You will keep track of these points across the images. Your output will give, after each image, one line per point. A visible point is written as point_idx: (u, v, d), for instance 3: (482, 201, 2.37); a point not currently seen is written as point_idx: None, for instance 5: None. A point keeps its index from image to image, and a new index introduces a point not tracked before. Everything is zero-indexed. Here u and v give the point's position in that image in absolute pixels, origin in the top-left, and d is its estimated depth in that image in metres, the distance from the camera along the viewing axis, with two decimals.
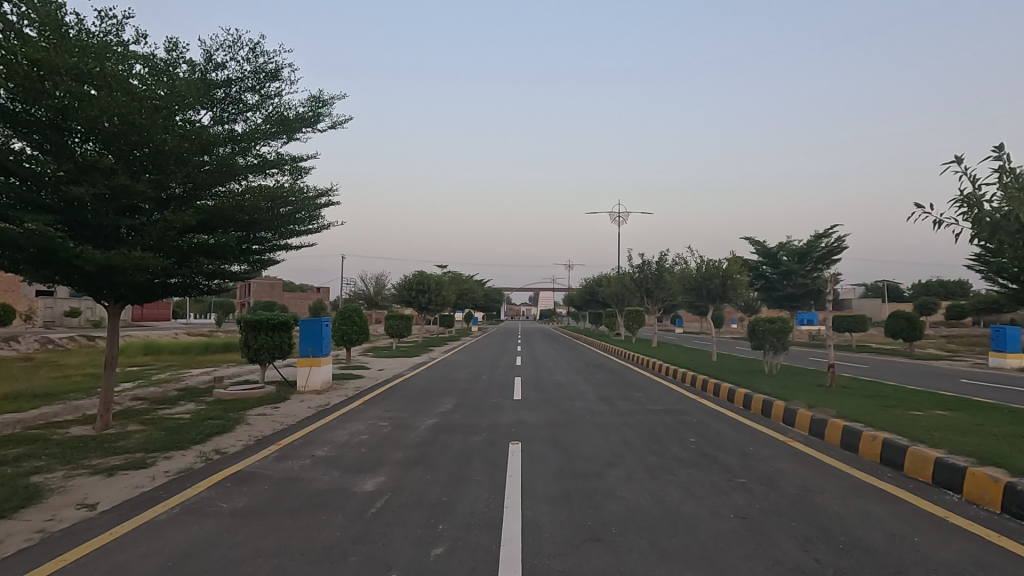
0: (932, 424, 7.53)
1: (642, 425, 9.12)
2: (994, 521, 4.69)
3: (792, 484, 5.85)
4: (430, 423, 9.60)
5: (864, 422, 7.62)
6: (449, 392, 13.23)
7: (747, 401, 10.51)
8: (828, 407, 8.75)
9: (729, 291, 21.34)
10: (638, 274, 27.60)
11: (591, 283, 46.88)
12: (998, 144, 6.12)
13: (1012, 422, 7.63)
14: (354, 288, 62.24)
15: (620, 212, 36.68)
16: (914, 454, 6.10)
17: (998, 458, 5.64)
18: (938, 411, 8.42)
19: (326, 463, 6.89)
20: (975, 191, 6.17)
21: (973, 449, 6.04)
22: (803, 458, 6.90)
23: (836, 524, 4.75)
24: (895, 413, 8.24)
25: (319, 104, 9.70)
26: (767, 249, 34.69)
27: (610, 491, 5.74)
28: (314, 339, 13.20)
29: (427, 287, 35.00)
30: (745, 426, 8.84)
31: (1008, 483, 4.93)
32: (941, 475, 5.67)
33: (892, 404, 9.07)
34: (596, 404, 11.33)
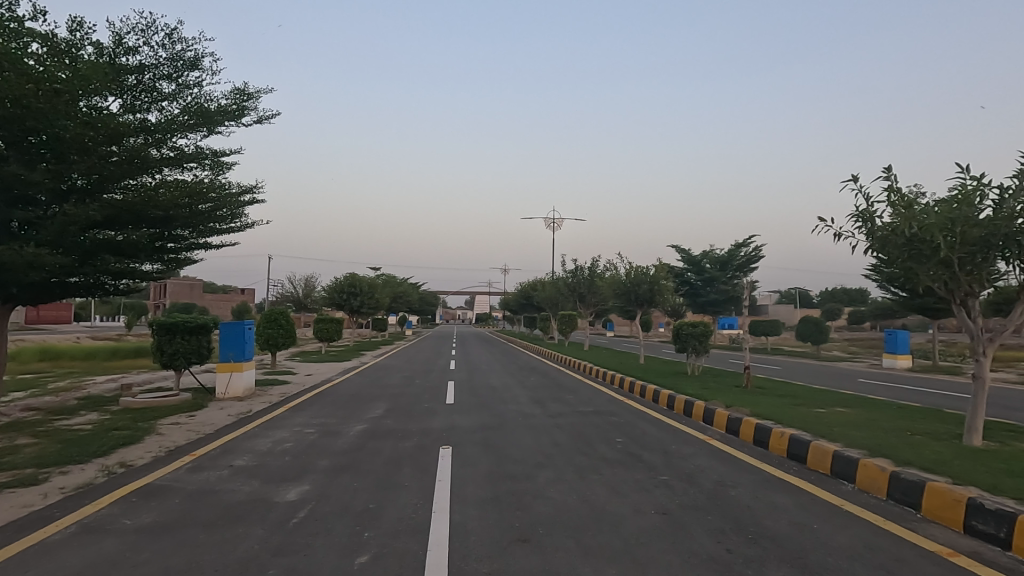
0: (833, 420, 8.19)
1: (573, 427, 9.33)
2: (881, 508, 5.16)
3: (710, 480, 6.19)
4: (359, 429, 9.36)
5: (774, 420, 8.18)
6: (380, 397, 12.93)
7: (670, 401, 11.02)
8: (743, 406, 9.32)
9: (656, 297, 22.25)
10: (571, 279, 28.16)
11: (526, 288, 47.34)
12: (886, 164, 6.80)
13: (899, 418, 8.42)
14: (282, 290, 59.63)
15: (555, 218, 37.14)
16: (816, 447, 6.61)
17: (886, 450, 6.22)
18: (837, 409, 9.18)
19: (246, 473, 6.57)
20: (866, 208, 6.89)
21: (865, 443, 6.63)
22: (721, 455, 7.29)
23: (747, 517, 5.05)
24: (801, 411, 8.90)
25: (243, 97, 9.28)
26: (691, 257, 36.33)
27: (538, 493, 5.83)
28: (236, 343, 12.48)
29: (360, 289, 34.04)
30: (668, 425, 9.23)
31: (893, 472, 5.45)
32: (838, 466, 6.16)
33: (798, 403, 9.78)
34: (528, 407, 11.49)
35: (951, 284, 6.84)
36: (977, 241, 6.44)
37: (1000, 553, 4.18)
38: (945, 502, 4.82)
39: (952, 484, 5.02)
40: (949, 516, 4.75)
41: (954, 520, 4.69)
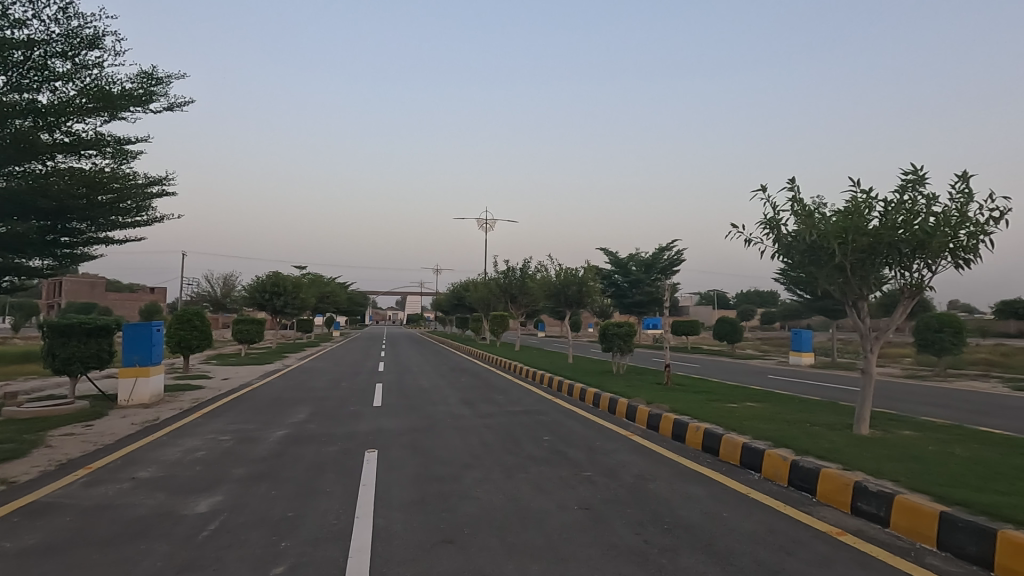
0: (743, 415, 8.74)
1: (501, 427, 9.40)
2: (783, 494, 5.57)
3: (631, 474, 6.44)
4: (280, 434, 8.96)
5: (691, 415, 8.62)
6: (304, 401, 12.44)
7: (596, 400, 11.35)
8: (664, 403, 9.75)
9: (584, 298, 22.83)
10: (503, 280, 28.34)
11: (459, 288, 47.10)
12: (789, 176, 7.37)
13: (801, 410, 9.12)
14: (197, 289, 55.88)
15: (487, 219, 37.11)
16: (727, 440, 7.03)
17: (788, 441, 6.72)
18: (748, 403, 9.82)
19: (151, 485, 6.12)
20: (772, 216, 7.43)
21: (770, 434, 7.14)
22: (641, 450, 7.60)
23: (664, 508, 5.30)
24: (716, 407, 9.44)
25: (151, 81, 8.62)
26: (619, 260, 37.50)
27: (464, 493, 5.84)
28: (143, 346, 11.58)
29: (284, 289, 32.52)
30: (593, 422, 9.50)
31: (793, 461, 5.90)
32: (746, 457, 6.59)
33: (714, 398, 10.37)
34: (458, 408, 11.44)
35: (845, 287, 7.46)
36: (866, 248, 7.08)
37: (880, 530, 4.63)
38: (836, 485, 5.28)
39: (843, 470, 5.50)
40: (839, 498, 5.21)
41: (843, 502, 5.15)
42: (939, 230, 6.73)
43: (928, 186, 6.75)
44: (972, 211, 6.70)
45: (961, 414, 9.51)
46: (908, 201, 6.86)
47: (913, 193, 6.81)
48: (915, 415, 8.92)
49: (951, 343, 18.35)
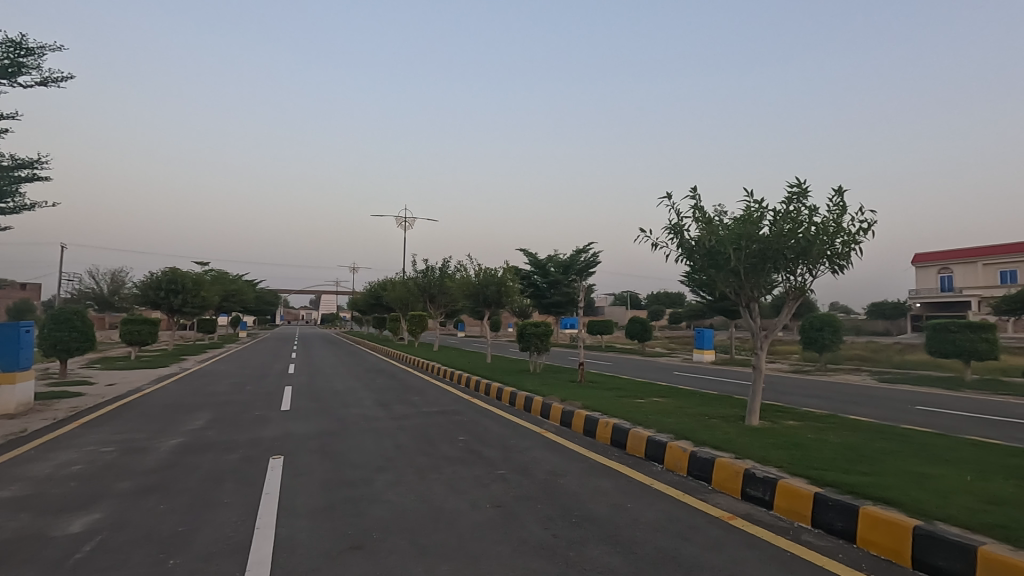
0: (650, 409, 9.20)
1: (416, 428, 9.26)
2: (682, 483, 5.93)
3: (543, 471, 6.58)
4: (173, 443, 8.28)
5: (601, 411, 8.95)
6: (202, 407, 11.57)
7: (512, 399, 11.48)
8: (577, 400, 10.05)
9: (503, 298, 23.05)
10: (422, 279, 27.99)
11: (376, 288, 45.92)
12: (692, 185, 7.87)
13: (701, 404, 9.75)
14: (79, 287, 50.33)
15: (406, 218, 36.41)
16: (634, 434, 7.36)
17: (688, 433, 7.16)
18: (655, 399, 10.34)
19: (13, 505, 5.43)
20: (677, 222, 7.91)
21: (673, 427, 7.57)
22: (554, 446, 7.78)
23: (573, 502, 5.46)
24: (625, 402, 9.86)
25: (19, 51, 7.68)
26: (538, 261, 38.15)
27: (376, 497, 5.69)
28: (8, 349, 10.27)
29: (182, 286, 30.06)
30: (509, 421, 9.60)
31: (692, 452, 6.29)
32: (650, 450, 6.94)
33: (623, 395, 10.83)
34: (372, 410, 11.14)
35: (740, 289, 8.07)
36: (757, 253, 7.70)
37: (766, 513, 5.05)
38: (728, 473, 5.70)
39: (735, 459, 5.94)
40: (730, 485, 5.63)
41: (734, 489, 5.57)
42: (818, 239, 7.44)
43: (810, 199, 7.45)
44: (845, 222, 7.47)
45: (836, 405, 10.58)
46: (793, 211, 7.53)
47: (798, 204, 7.48)
48: (798, 406, 9.80)
49: (830, 341, 20.36)
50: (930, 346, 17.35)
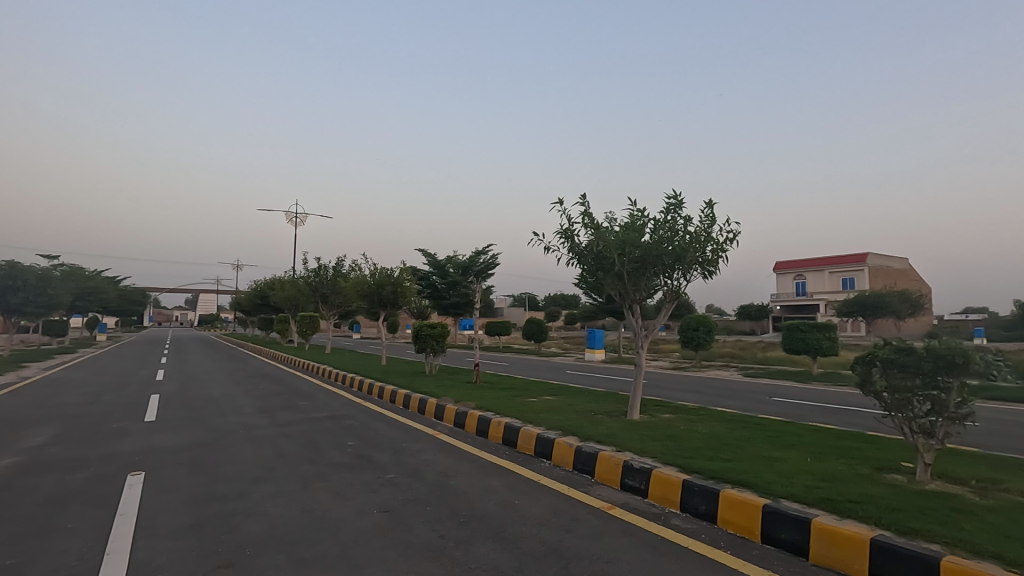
0: (540, 408, 9.49)
1: (302, 435, 8.79)
2: (567, 478, 6.19)
3: (433, 472, 6.54)
4: (3, 464, 7.15)
5: (494, 411, 9.07)
6: (45, 421, 10.12)
7: (406, 401, 11.28)
8: (470, 400, 10.11)
9: (399, 299, 22.59)
10: (314, 279, 26.69)
11: (263, 287, 43.00)
12: (582, 192, 8.24)
13: (589, 401, 10.22)
14: None
15: (297, 214, 34.46)
16: (524, 432, 7.55)
17: (575, 429, 7.48)
18: (546, 397, 10.68)
19: None
20: (568, 226, 8.23)
21: (561, 424, 7.86)
22: (447, 448, 7.76)
23: (462, 502, 5.49)
24: (518, 402, 10.07)
25: None
26: (437, 261, 37.66)
27: (252, 510, 5.32)
28: None
29: (22, 283, 26.07)
30: (402, 424, 9.42)
31: (578, 447, 6.58)
32: (540, 447, 7.16)
33: (516, 394, 11.06)
34: (253, 417, 10.40)
35: (624, 292, 8.56)
36: (638, 259, 8.24)
37: (641, 501, 5.41)
38: (610, 466, 6.03)
39: (615, 452, 6.29)
40: (611, 477, 5.96)
41: (614, 480, 5.91)
42: (691, 247, 8.11)
43: (684, 210, 8.10)
44: (714, 232, 8.20)
45: (707, 398, 11.59)
46: (670, 221, 8.15)
47: (674, 214, 8.10)
48: (675, 400, 10.60)
49: (705, 339, 22.25)
50: (786, 344, 19.56)
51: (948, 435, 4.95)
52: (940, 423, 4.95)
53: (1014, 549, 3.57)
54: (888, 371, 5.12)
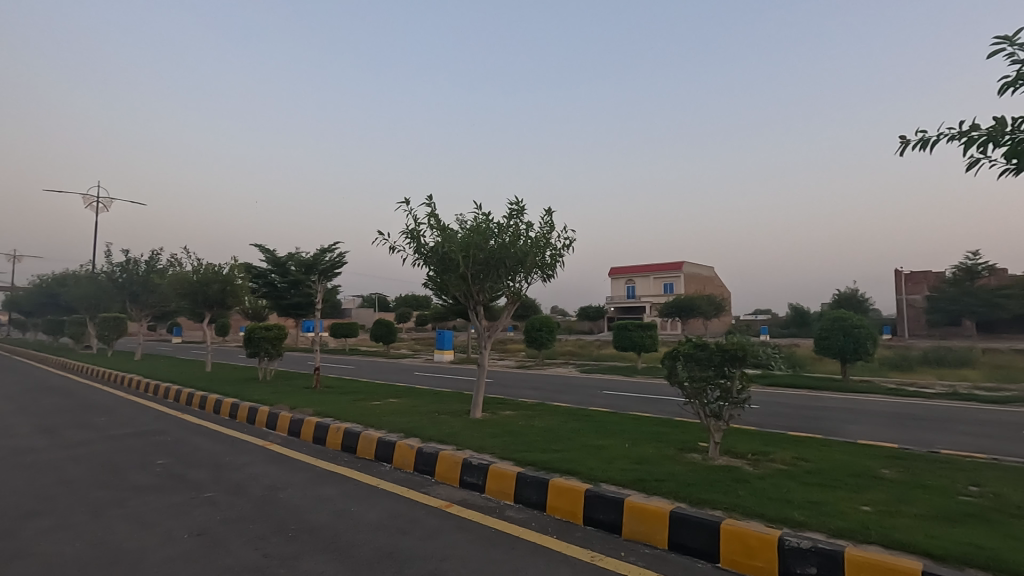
0: (383, 411, 9.27)
1: (96, 456, 7.52)
2: (407, 480, 6.14)
3: (260, 486, 6.05)
4: None
5: (333, 417, 8.65)
6: None
7: (233, 410, 10.25)
8: (307, 407, 9.51)
9: (229, 298, 20.48)
10: (120, 274, 23.08)
11: (50, 283, 35.87)
12: (429, 193, 8.25)
13: (434, 402, 10.24)
14: None
15: (98, 199, 29.39)
16: (364, 437, 7.33)
17: (417, 431, 7.44)
18: (390, 400, 10.46)
19: None
20: (414, 227, 8.19)
21: (403, 427, 7.76)
22: (278, 459, 7.22)
23: (291, 515, 5.15)
24: (360, 406, 9.72)
25: None
26: (275, 257, 31.97)
27: (19, 551, 4.42)
28: None
29: None
30: (226, 436, 8.55)
31: (418, 448, 6.56)
32: (380, 450, 7.00)
33: (359, 398, 10.68)
34: (28, 439, 8.64)
35: (469, 294, 8.74)
36: (482, 261, 8.47)
37: (478, 497, 5.58)
38: (449, 465, 6.11)
39: (455, 450, 6.40)
40: (450, 476, 6.04)
41: (454, 478, 6.00)
42: (531, 252, 8.56)
43: (526, 216, 8.53)
44: (553, 239, 8.77)
45: (546, 394, 12.30)
46: (513, 226, 8.52)
47: (516, 220, 8.50)
48: (517, 397, 11.08)
49: (547, 339, 23.56)
50: (617, 342, 21.52)
51: (732, 417, 5.87)
52: (726, 407, 5.84)
53: (773, 508, 4.35)
54: (689, 364, 5.95)
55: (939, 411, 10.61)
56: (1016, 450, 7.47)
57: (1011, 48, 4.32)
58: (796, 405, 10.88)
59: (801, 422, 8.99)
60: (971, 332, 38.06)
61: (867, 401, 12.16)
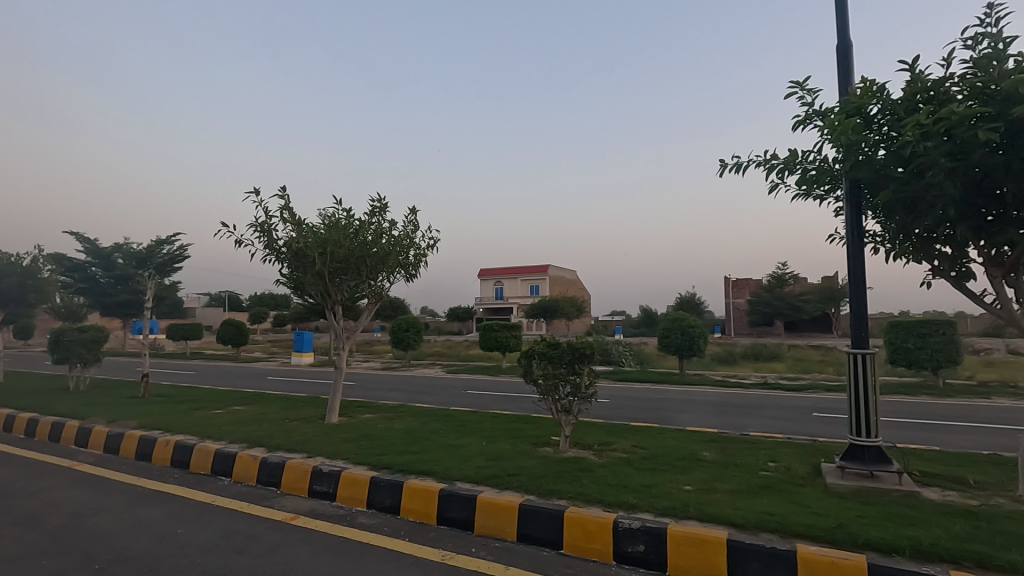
0: (225, 420, 8.46)
1: None
2: (248, 494, 5.66)
3: (62, 514, 5.18)
4: None
5: (162, 429, 7.69)
6: None
7: (30, 428, 8.66)
8: (131, 420, 8.35)
9: (30, 294, 17.30)
10: None
11: None
12: (282, 184, 7.70)
13: (285, 408, 9.57)
14: None
15: None
16: (199, 450, 6.61)
17: (262, 440, 6.89)
18: (234, 408, 9.58)
19: None
20: (264, 221, 7.61)
21: (247, 436, 7.15)
22: (89, 480, 6.24)
23: (100, 545, 4.48)
24: (197, 415, 8.77)
25: None
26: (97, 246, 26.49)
27: None
28: None
29: None
30: (19, 459, 7.19)
31: (262, 458, 6.08)
32: (218, 463, 6.37)
33: (197, 407, 9.63)
34: None
35: (325, 293, 8.32)
36: (341, 259, 8.11)
37: (328, 505, 5.31)
38: (297, 474, 5.74)
39: (305, 458, 6.03)
40: (298, 485, 5.69)
41: (302, 488, 5.65)
42: (394, 250, 8.39)
43: (388, 214, 8.33)
44: (416, 238, 8.69)
45: (408, 396, 12.12)
46: (375, 223, 8.28)
47: (379, 217, 8.27)
48: (377, 400, 10.77)
49: (413, 340, 23.21)
50: (483, 342, 21.88)
51: (580, 411, 6.26)
52: (575, 402, 6.21)
53: (612, 494, 4.71)
54: (542, 362, 6.24)
55: (753, 400, 12.31)
56: (804, 429, 8.92)
57: (802, 91, 5.18)
58: (640, 398, 11.93)
59: (642, 414, 9.88)
60: (779, 331, 44.78)
61: (698, 392, 13.72)
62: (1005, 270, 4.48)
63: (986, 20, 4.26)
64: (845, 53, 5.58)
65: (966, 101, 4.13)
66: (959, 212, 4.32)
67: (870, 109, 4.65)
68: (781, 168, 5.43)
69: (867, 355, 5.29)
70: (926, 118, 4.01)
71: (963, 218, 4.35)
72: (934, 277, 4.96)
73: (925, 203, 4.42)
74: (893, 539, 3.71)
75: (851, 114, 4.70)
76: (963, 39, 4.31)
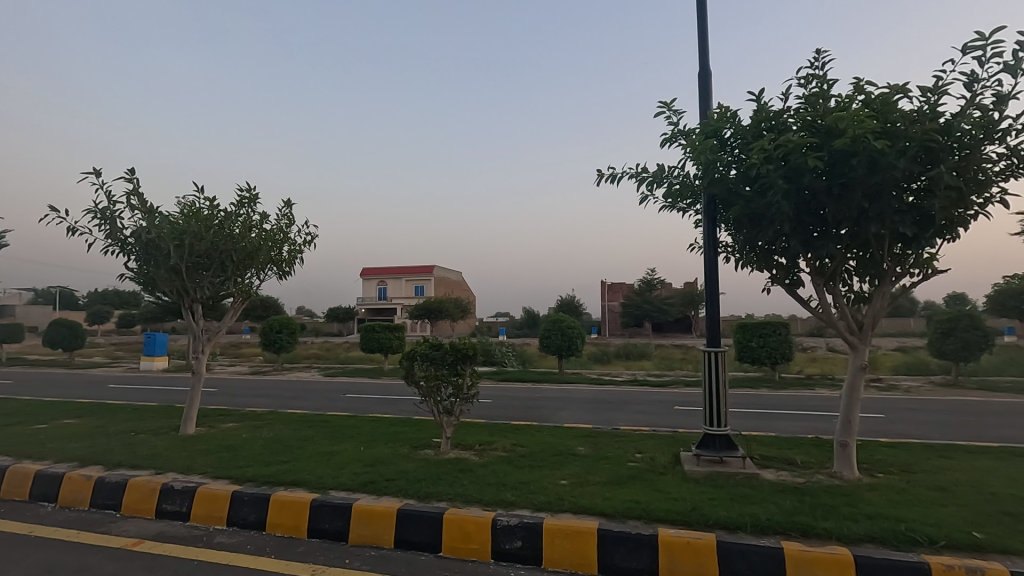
0: (50, 436, 7.27)
1: None
2: (79, 519, 4.92)
3: None
4: None
5: None
6: None
7: None
8: None
9: None
10: None
11: None
12: (131, 166, 6.83)
13: (130, 419, 8.46)
14: None
15: None
16: (14, 473, 5.61)
17: (99, 457, 6.03)
18: (63, 421, 8.27)
19: None
20: (106, 207, 6.69)
21: (79, 453, 6.21)
22: None
23: None
24: (11, 432, 7.44)
25: None
26: None
27: None
28: None
29: None
30: None
31: (98, 478, 5.30)
32: (39, 488, 5.45)
33: (11, 421, 8.17)
34: None
35: (182, 291, 7.51)
36: (202, 253, 7.35)
37: (179, 526, 4.77)
38: (142, 493, 5.09)
39: (151, 476, 5.36)
40: (143, 506, 5.04)
41: (147, 509, 5.02)
42: (265, 245, 7.78)
43: (259, 205, 7.70)
44: (291, 233, 8.13)
45: (278, 401, 11.30)
46: (243, 215, 7.60)
47: (248, 209, 7.61)
48: (242, 407, 9.92)
49: (287, 341, 21.71)
50: (363, 343, 21.09)
51: (461, 412, 6.25)
52: (457, 403, 6.19)
53: (490, 492, 4.76)
54: (425, 363, 6.15)
55: (624, 395, 13.15)
56: (666, 421, 9.74)
57: (669, 112, 5.68)
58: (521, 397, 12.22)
59: (522, 412, 10.12)
60: (648, 331, 48.48)
61: (575, 390, 14.39)
62: (826, 279, 5.23)
63: (815, 63, 4.95)
64: (705, 79, 6.18)
65: (800, 132, 4.77)
66: (793, 228, 4.97)
67: (724, 133, 5.17)
68: (650, 181, 5.88)
69: (717, 352, 5.89)
70: (768, 144, 4.57)
71: (795, 233, 5.01)
72: (772, 284, 5.65)
73: (767, 218, 5.03)
74: (737, 518, 4.16)
75: (709, 136, 5.21)
76: (798, 78, 4.96)
